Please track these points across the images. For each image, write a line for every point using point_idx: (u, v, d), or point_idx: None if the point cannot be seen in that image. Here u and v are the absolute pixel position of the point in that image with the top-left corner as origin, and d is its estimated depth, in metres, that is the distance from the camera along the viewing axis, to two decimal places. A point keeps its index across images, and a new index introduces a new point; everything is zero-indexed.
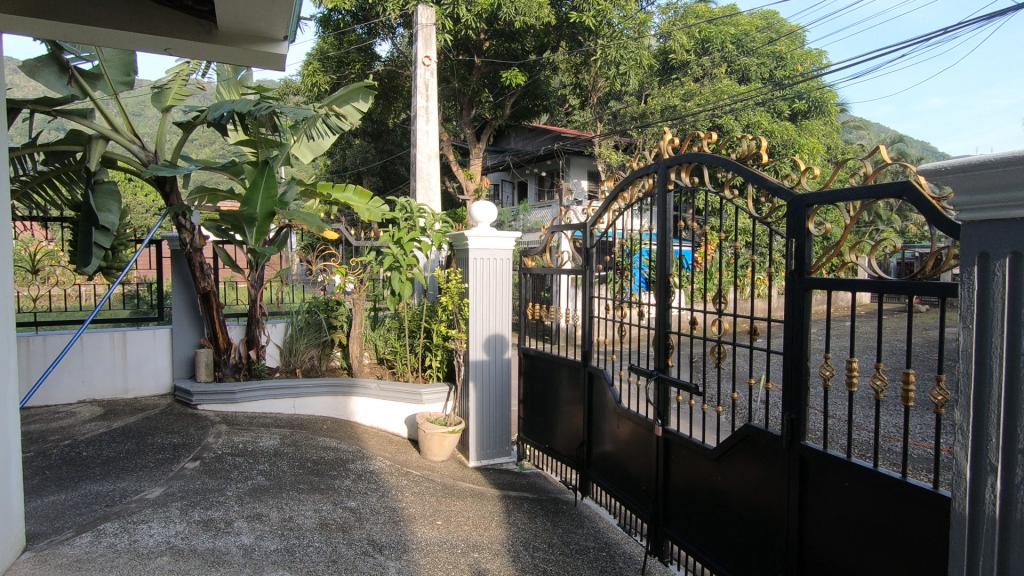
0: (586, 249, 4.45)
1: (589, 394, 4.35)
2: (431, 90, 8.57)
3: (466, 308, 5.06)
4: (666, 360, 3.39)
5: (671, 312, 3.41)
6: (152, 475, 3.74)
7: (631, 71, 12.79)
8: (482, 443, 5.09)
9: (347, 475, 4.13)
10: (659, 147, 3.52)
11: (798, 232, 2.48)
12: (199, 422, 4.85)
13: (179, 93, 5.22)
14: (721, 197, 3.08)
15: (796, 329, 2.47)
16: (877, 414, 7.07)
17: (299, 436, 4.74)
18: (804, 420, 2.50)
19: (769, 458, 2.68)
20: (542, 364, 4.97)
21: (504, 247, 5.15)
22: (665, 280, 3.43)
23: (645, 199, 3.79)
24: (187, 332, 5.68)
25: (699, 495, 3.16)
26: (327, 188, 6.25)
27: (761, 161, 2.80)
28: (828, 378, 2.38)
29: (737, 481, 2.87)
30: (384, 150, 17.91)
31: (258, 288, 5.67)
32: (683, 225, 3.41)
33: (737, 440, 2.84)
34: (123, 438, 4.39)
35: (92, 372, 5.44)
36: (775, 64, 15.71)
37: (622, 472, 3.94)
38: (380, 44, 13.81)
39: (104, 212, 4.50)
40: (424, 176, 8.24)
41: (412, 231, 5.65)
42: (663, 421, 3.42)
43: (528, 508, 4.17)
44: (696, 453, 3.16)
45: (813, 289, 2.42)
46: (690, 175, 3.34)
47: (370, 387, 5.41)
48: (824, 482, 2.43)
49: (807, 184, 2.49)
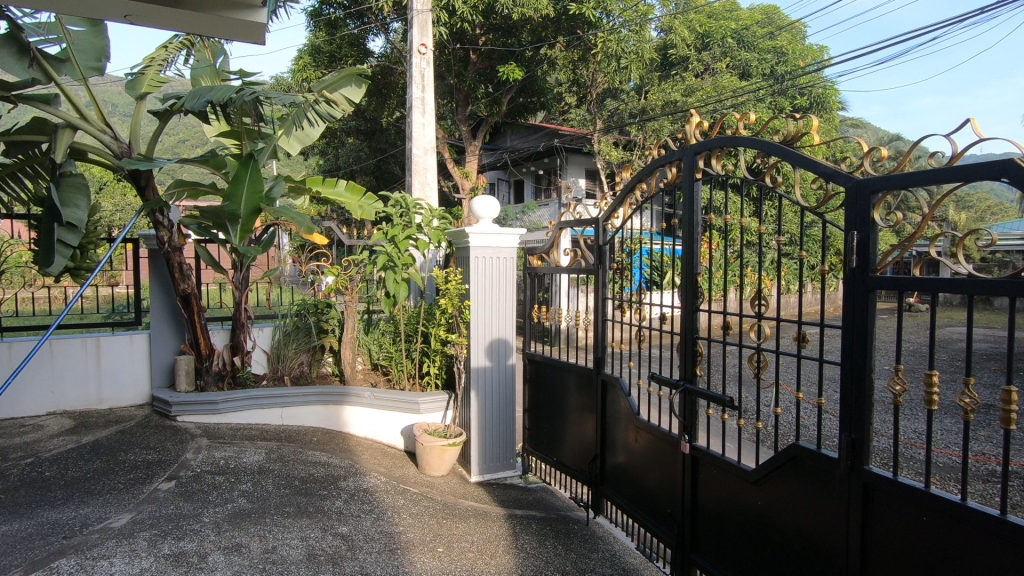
0: (598, 247, 4.09)
1: (602, 403, 4.00)
2: (428, 80, 8.18)
3: (467, 310, 4.68)
4: (694, 368, 3.05)
5: (700, 315, 3.05)
6: (119, 499, 3.37)
7: (632, 64, 12.56)
8: (484, 456, 4.73)
9: (338, 496, 3.76)
10: (684, 131, 3.14)
11: (861, 223, 2.13)
12: (177, 436, 4.49)
13: (155, 80, 4.80)
14: (762, 186, 2.71)
15: (858, 333, 2.13)
16: (895, 419, 6.77)
17: (286, 450, 4.37)
18: (868, 442, 2.15)
19: (820, 482, 2.34)
20: (549, 370, 4.61)
21: (508, 245, 4.79)
22: (692, 281, 3.06)
23: (669, 190, 3.40)
24: (166, 338, 5.30)
25: (734, 521, 2.81)
26: (317, 183, 5.87)
27: (813, 142, 2.43)
28: (900, 394, 2.05)
29: (780, 506, 2.53)
30: (377, 149, 17.53)
31: (242, 290, 5.32)
32: (712, 218, 3.04)
33: (780, 462, 2.49)
34: (92, 456, 4.01)
35: (63, 382, 5.05)
36: (775, 59, 15.35)
37: (638, 488, 3.61)
38: (372, 40, 13.46)
39: (71, 207, 4.09)
40: (421, 170, 7.86)
41: (407, 228, 5.21)
42: (690, 436, 3.07)
43: (537, 529, 3.82)
44: (730, 472, 2.81)
45: (879, 290, 2.08)
46: (722, 162, 2.99)
47: (363, 396, 5.02)
48: (894, 514, 2.09)
49: (871, 166, 2.13)
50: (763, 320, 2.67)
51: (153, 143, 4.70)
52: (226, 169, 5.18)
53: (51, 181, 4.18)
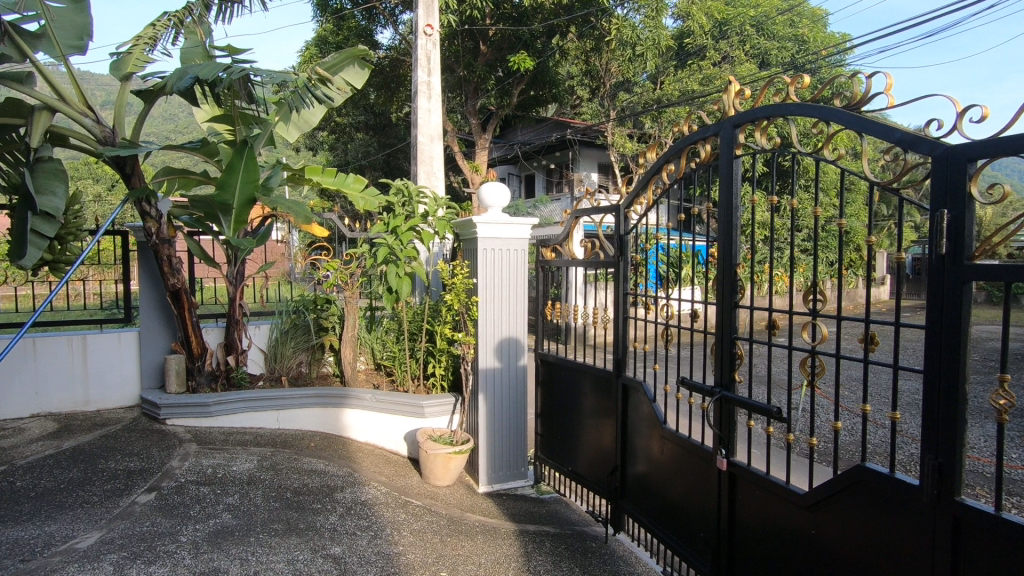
0: (620, 237, 3.68)
1: (622, 409, 3.62)
2: (433, 63, 7.86)
3: (474, 307, 4.32)
4: (731, 374, 2.66)
5: (740, 313, 2.65)
6: (91, 514, 3.06)
7: (648, 52, 12.10)
8: (493, 465, 4.38)
9: (333, 509, 3.43)
10: (721, 101, 2.71)
11: (954, 199, 1.73)
12: (165, 440, 4.18)
13: (140, 60, 4.49)
14: (816, 160, 2.29)
15: (949, 334, 1.73)
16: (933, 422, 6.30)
17: (280, 458, 4.05)
18: (959, 467, 1.75)
19: (890, 513, 1.95)
20: (563, 372, 4.23)
21: (519, 237, 4.42)
22: (730, 273, 2.65)
23: (701, 171, 2.99)
24: (157, 336, 5.01)
25: (781, 552, 2.41)
26: (316, 172, 5.48)
27: (888, 105, 1.96)
28: (1004, 411, 1.65)
29: (841, 537, 2.13)
30: (386, 144, 17.23)
31: (237, 285, 5.00)
32: (755, 202, 2.63)
33: (841, 486, 2.10)
34: (70, 463, 3.72)
35: (48, 382, 4.77)
36: (796, 47, 14.85)
37: (665, 505, 3.23)
38: (381, 32, 13.18)
39: (47, 195, 3.81)
40: (427, 159, 7.51)
41: (410, 218, 4.84)
42: (726, 450, 2.68)
43: (551, 549, 3.45)
44: (776, 495, 2.42)
45: (976, 282, 1.69)
46: (768, 136, 2.56)
47: (364, 399, 4.69)
48: (993, 557, 1.68)
49: (966, 130, 1.72)
50: (818, 317, 2.25)
51: (138, 127, 4.39)
52: (218, 157, 4.85)
53: (26, 167, 3.89)
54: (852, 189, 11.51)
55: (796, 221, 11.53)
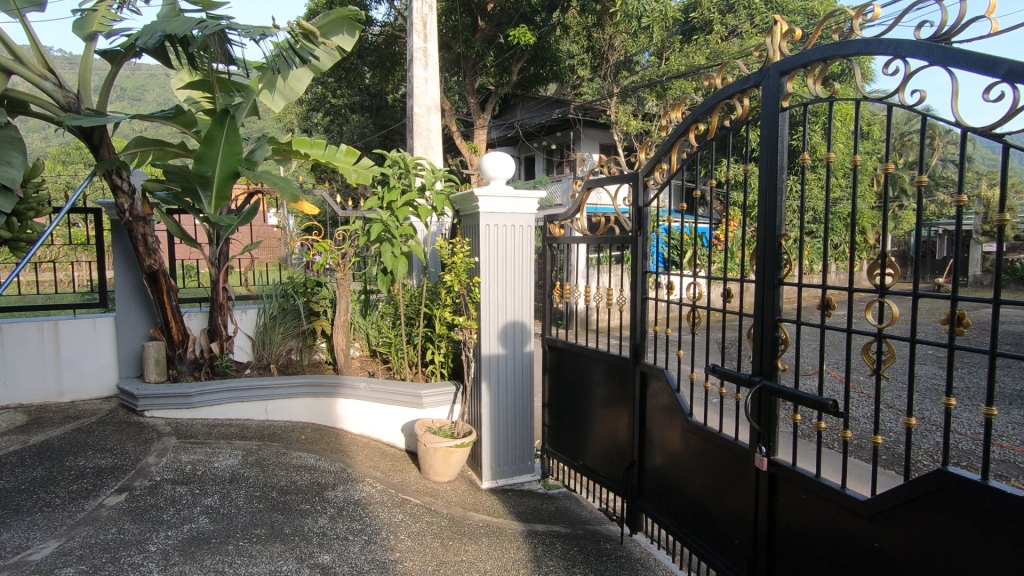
0: (637, 208, 3.30)
1: (639, 399, 3.28)
2: (430, 28, 7.38)
3: (477, 289, 3.97)
4: (773, 361, 2.32)
5: (783, 291, 2.32)
6: (51, 519, 2.74)
7: (653, 25, 11.55)
8: (498, 458, 4.07)
9: (322, 511, 3.11)
10: (765, 46, 2.33)
11: None
12: (142, 434, 3.86)
13: (106, 18, 4.08)
14: (890, 107, 1.91)
15: None
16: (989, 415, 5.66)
17: (266, 452, 3.72)
18: None
19: (984, 528, 1.63)
20: (572, 358, 3.90)
21: (524, 212, 4.05)
22: (773, 245, 2.31)
23: (736, 131, 2.63)
24: (135, 321, 4.67)
25: (833, 566, 2.11)
26: (304, 144, 5.07)
27: (991, 31, 1.60)
28: None
29: (914, 553, 1.82)
30: (382, 126, 16.74)
31: (220, 266, 4.64)
32: (805, 162, 2.26)
33: (916, 494, 1.78)
34: (36, 460, 3.40)
35: (18, 372, 4.43)
36: (806, 21, 14.21)
37: (688, 506, 2.91)
38: (375, 8, 12.69)
39: (3, 166, 3.46)
40: (424, 132, 7.10)
41: (406, 192, 4.46)
42: (766, 448, 2.35)
43: (563, 551, 3.15)
44: (828, 502, 2.10)
45: None
46: (823, 83, 2.17)
47: (358, 388, 4.37)
48: None
49: None
50: (887, 295, 1.90)
51: (106, 93, 3.99)
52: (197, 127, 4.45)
53: None
54: (863, 169, 11.11)
55: (805, 202, 11.16)
